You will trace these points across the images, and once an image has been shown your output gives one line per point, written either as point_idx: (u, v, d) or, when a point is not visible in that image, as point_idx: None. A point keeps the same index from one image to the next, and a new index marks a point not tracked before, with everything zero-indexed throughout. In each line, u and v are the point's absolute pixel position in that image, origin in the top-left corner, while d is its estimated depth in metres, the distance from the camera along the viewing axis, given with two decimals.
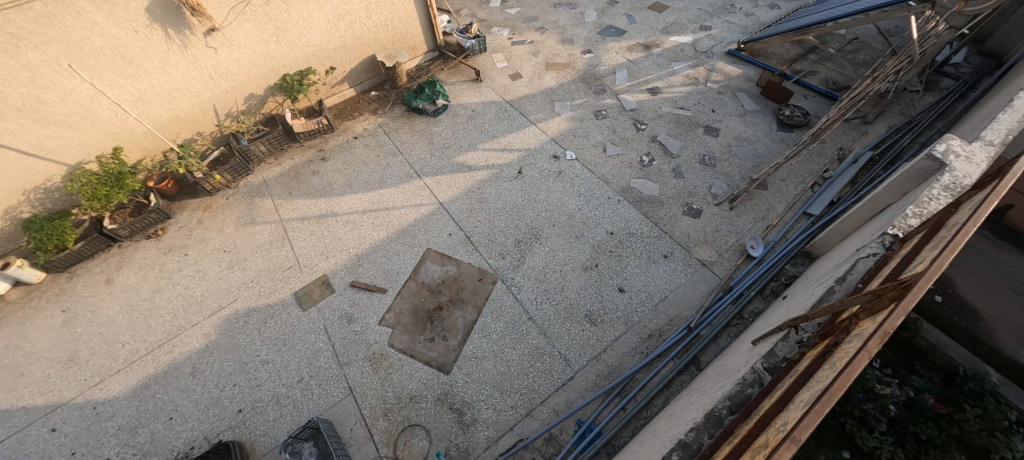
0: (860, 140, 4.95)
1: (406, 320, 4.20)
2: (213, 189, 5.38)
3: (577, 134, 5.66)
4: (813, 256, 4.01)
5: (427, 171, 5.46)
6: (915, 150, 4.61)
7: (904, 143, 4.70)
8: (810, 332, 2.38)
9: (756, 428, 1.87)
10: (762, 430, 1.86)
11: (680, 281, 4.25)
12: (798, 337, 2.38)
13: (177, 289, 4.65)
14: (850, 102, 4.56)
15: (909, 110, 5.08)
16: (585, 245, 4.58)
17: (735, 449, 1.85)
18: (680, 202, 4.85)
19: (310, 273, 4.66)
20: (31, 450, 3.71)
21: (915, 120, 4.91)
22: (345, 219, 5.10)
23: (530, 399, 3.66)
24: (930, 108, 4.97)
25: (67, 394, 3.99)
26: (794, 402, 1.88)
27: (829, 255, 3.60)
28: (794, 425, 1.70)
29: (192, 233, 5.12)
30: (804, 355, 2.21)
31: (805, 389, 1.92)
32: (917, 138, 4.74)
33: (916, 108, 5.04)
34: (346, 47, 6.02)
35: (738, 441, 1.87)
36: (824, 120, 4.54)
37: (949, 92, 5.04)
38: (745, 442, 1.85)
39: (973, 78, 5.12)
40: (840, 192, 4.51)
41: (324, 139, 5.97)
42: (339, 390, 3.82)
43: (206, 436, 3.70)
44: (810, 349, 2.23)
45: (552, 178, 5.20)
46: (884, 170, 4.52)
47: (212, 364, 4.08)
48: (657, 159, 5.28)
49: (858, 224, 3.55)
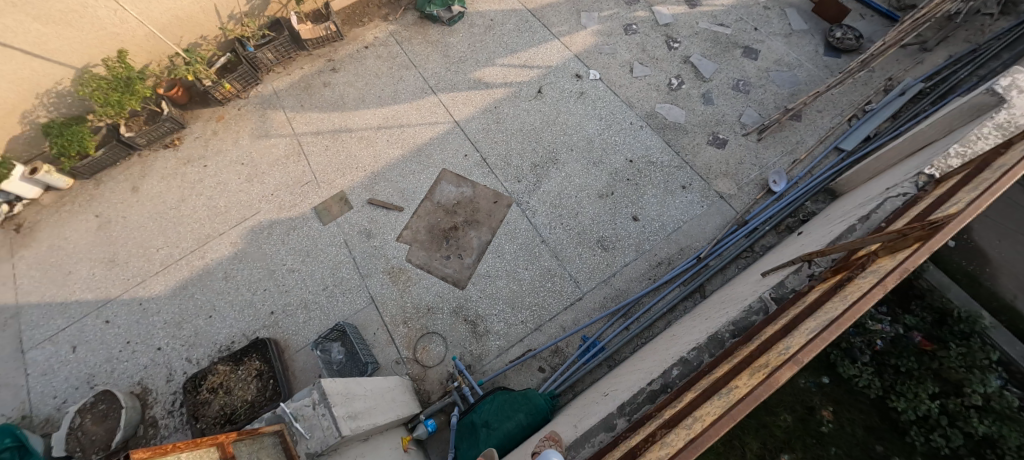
0: (912, 71, 4.58)
1: (422, 238, 4.32)
2: (224, 98, 5.26)
3: (603, 50, 5.28)
4: (836, 195, 3.93)
5: (442, 88, 5.23)
6: (972, 83, 4.24)
7: (961, 75, 4.32)
8: (823, 268, 2.35)
9: (758, 349, 1.82)
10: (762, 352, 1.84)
11: (696, 213, 4.23)
12: (810, 271, 2.36)
13: (200, 199, 4.79)
14: (912, 24, 4.03)
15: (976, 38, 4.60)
16: (603, 172, 4.52)
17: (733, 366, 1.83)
18: (706, 130, 4.66)
19: (328, 188, 4.72)
20: (91, 337, 4.16)
21: (980, 49, 4.46)
22: (360, 136, 5.02)
23: (539, 315, 3.88)
24: (1001, 35, 4.48)
25: (114, 291, 4.36)
26: (798, 329, 1.83)
27: (854, 193, 3.51)
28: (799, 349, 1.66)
29: (208, 144, 5.12)
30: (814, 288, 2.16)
31: (810, 319, 1.90)
32: (977, 71, 4.35)
33: (985, 35, 4.55)
34: None
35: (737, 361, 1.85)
36: (879, 44, 4.13)
37: None
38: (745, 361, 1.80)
39: None
40: (878, 127, 4.27)
41: (333, 49, 5.67)
42: (361, 299, 4.08)
43: (244, 333, 4.05)
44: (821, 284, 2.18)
45: (573, 99, 4.97)
46: (932, 105, 4.22)
47: (242, 271, 4.33)
48: (687, 82, 4.98)
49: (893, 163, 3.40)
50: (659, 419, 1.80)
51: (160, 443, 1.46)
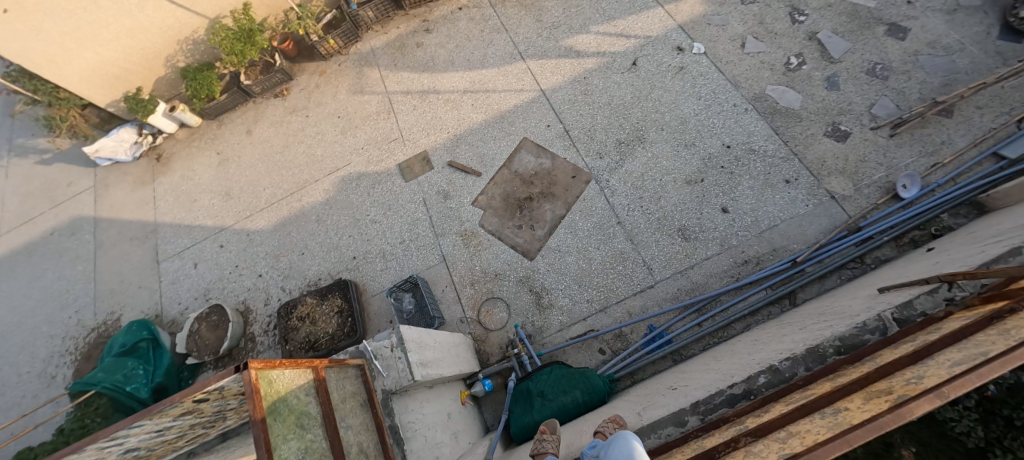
0: None
1: (497, 205, 4.35)
2: (327, 53, 5.60)
3: (713, 21, 4.79)
4: (985, 210, 3.32)
5: (532, 54, 5.10)
6: None
7: None
8: (969, 293, 1.90)
9: (876, 372, 1.53)
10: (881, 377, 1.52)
11: (798, 212, 3.81)
12: (949, 295, 1.93)
13: (301, 147, 5.21)
14: None
15: None
16: (694, 156, 4.19)
17: (840, 388, 1.55)
18: (823, 120, 4.12)
19: (413, 147, 4.89)
20: (208, 258, 4.81)
21: None
22: (447, 98, 5.10)
23: (606, 297, 3.79)
24: None
25: (228, 221, 4.96)
26: (935, 357, 1.47)
27: (1014, 211, 2.94)
28: (940, 381, 1.33)
29: (311, 96, 5.52)
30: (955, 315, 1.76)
31: (953, 350, 1.50)
32: None
33: None
34: None
35: (845, 382, 1.56)
36: None
37: None
38: (858, 383, 1.53)
39: None
40: None
41: (429, 10, 5.73)
42: (434, 257, 4.25)
43: (329, 273, 4.42)
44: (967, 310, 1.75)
45: (671, 75, 4.61)
46: None
47: (331, 217, 4.69)
48: (808, 63, 4.39)
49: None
50: (742, 427, 1.65)
51: (270, 358, 1.58)
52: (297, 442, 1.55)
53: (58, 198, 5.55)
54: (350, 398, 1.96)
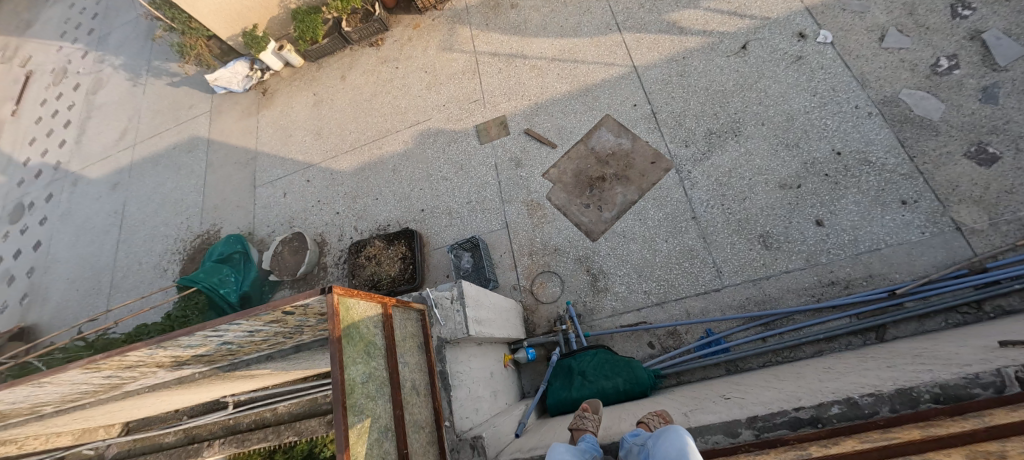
0: None
1: (567, 180, 4.26)
2: (424, 7, 5.68)
3: (849, 7, 4.19)
4: None
5: (630, 26, 4.80)
6: None
7: None
8: None
9: (987, 431, 1.31)
10: (993, 437, 1.30)
11: (909, 238, 3.34)
12: None
13: (388, 97, 5.41)
14: None
15: None
16: (795, 158, 3.78)
17: (935, 439, 1.36)
18: (965, 137, 3.51)
19: (492, 110, 4.89)
20: (295, 189, 5.23)
21: None
22: (533, 64, 4.99)
23: (666, 292, 3.62)
24: None
25: (316, 159, 5.34)
26: None
27: None
28: None
29: (403, 48, 5.67)
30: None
31: None
32: None
33: None
34: None
35: (943, 434, 1.36)
36: None
37: None
38: (959, 438, 1.33)
39: None
40: None
41: None
42: (497, 222, 4.29)
43: (397, 221, 4.63)
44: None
45: (784, 64, 4.14)
46: None
47: (407, 168, 4.87)
48: (962, 67, 3.72)
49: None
50: (805, 453, 1.52)
51: (351, 286, 1.61)
52: (364, 366, 1.58)
53: (182, 117, 6.27)
54: (410, 338, 2.00)
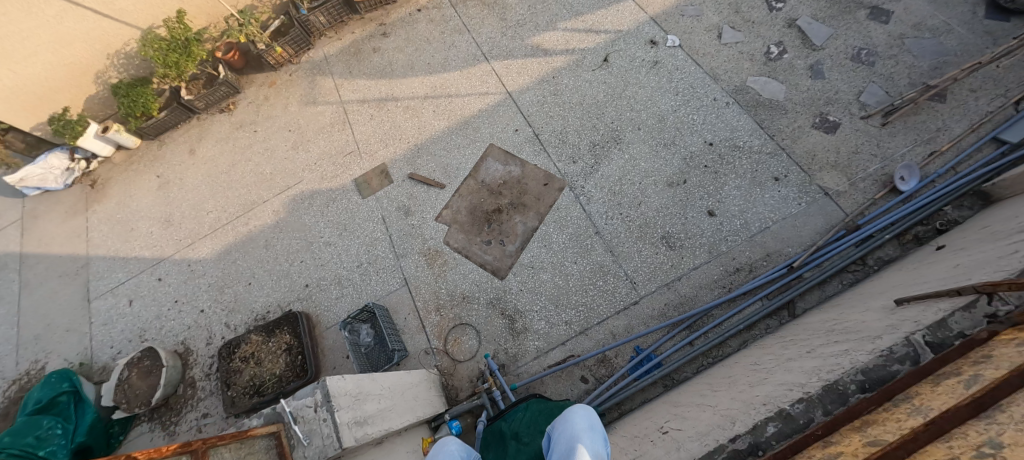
0: None
1: (462, 219, 3.94)
2: (276, 63, 5.18)
3: (687, 12, 4.50)
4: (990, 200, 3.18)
5: (496, 55, 4.74)
6: None
7: None
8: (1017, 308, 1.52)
9: (925, 433, 1.14)
10: (935, 439, 1.13)
11: (790, 212, 3.50)
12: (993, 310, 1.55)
13: (249, 165, 4.75)
14: None
15: None
16: (674, 155, 3.85)
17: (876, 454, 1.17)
18: (811, 110, 3.83)
19: (370, 160, 4.46)
20: (145, 293, 4.29)
21: None
22: (406, 105, 4.70)
23: (587, 317, 3.39)
24: None
25: (168, 251, 4.47)
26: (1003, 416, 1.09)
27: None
28: None
29: (260, 109, 5.08)
30: (1003, 336, 1.41)
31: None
32: None
33: None
34: None
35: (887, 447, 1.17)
36: None
37: None
38: (902, 448, 1.14)
39: None
40: None
41: (386, 12, 5.38)
42: (394, 280, 3.80)
43: (279, 304, 3.93)
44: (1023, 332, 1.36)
45: (644, 70, 4.29)
46: None
47: (281, 239, 4.22)
48: (790, 51, 4.11)
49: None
50: None
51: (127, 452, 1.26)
52: None
53: None
54: None
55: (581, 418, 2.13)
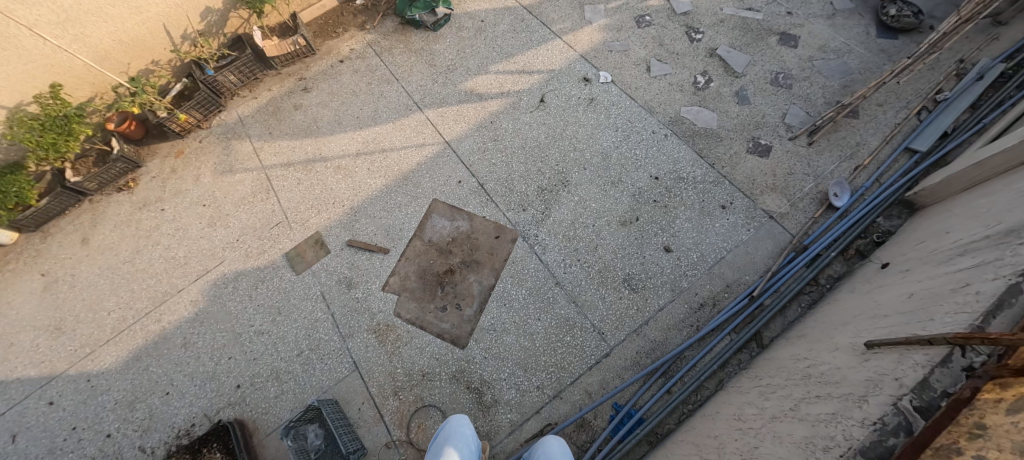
0: (987, 48, 4.14)
1: (413, 286, 3.62)
2: (181, 130, 4.62)
3: (614, 47, 4.57)
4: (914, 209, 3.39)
5: (429, 103, 4.53)
6: None
7: None
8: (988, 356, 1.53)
9: None
10: None
11: (742, 238, 3.52)
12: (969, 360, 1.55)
13: (158, 249, 4.15)
14: None
15: None
16: (623, 193, 3.79)
17: None
18: (744, 136, 3.94)
19: (301, 230, 4.02)
20: (30, 424, 3.51)
21: None
22: (336, 164, 4.32)
23: (559, 379, 3.16)
24: None
25: (59, 366, 3.71)
26: None
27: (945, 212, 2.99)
28: None
29: (166, 184, 4.49)
30: (986, 396, 1.41)
31: None
32: None
33: None
34: None
35: None
36: (949, 22, 3.74)
37: None
38: None
39: None
40: (956, 120, 3.78)
41: (305, 65, 5.02)
42: (343, 366, 3.38)
43: (206, 413, 3.37)
44: (1006, 392, 1.35)
45: (582, 108, 4.26)
46: (1016, 91, 3.76)
47: (204, 335, 3.66)
48: (715, 79, 4.25)
49: (989, 157, 2.85)
50: None
51: None
52: None
53: None
54: None
55: (556, 446, 2.45)
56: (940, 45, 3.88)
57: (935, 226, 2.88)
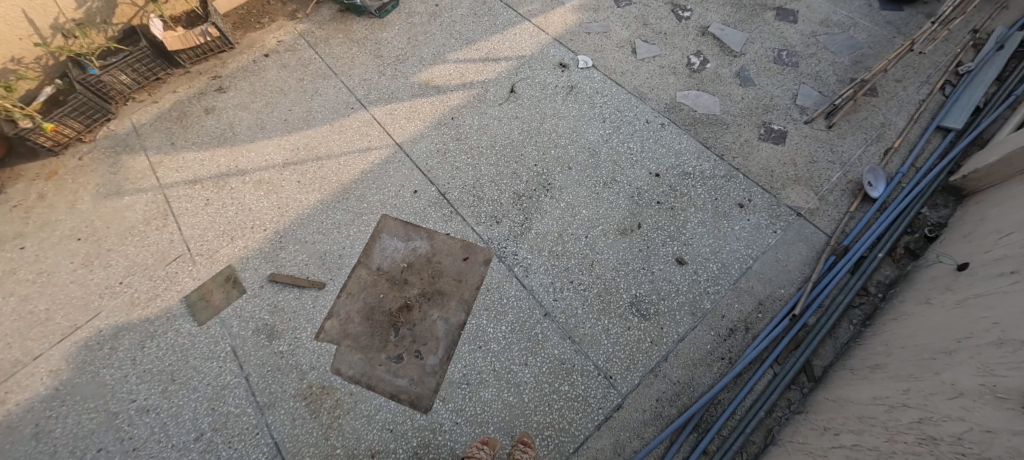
0: (998, 17, 3.75)
1: (356, 330, 2.73)
2: (53, 145, 3.54)
3: (592, 29, 3.92)
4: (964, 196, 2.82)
5: (374, 99, 3.71)
6: None
7: None
8: None
9: None
10: None
11: (768, 243, 2.85)
12: None
13: (8, 301, 2.96)
14: None
15: None
16: (619, 195, 3.06)
17: None
18: (753, 121, 3.32)
19: (208, 264, 3.06)
20: None
21: None
22: (257, 177, 3.39)
23: (559, 446, 2.33)
24: None
25: None
26: None
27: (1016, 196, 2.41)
28: None
29: (29, 214, 3.33)
30: None
31: None
32: None
33: None
34: None
35: None
36: None
37: None
38: None
39: None
40: (985, 94, 3.29)
41: (220, 61, 4.11)
42: (260, 451, 2.43)
43: None
44: None
45: (560, 98, 3.56)
46: None
47: (63, 421, 2.55)
48: (711, 60, 3.65)
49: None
50: None
51: None
52: None
53: None
54: None
55: None
56: (957, 12, 3.42)
57: (1014, 211, 2.28)
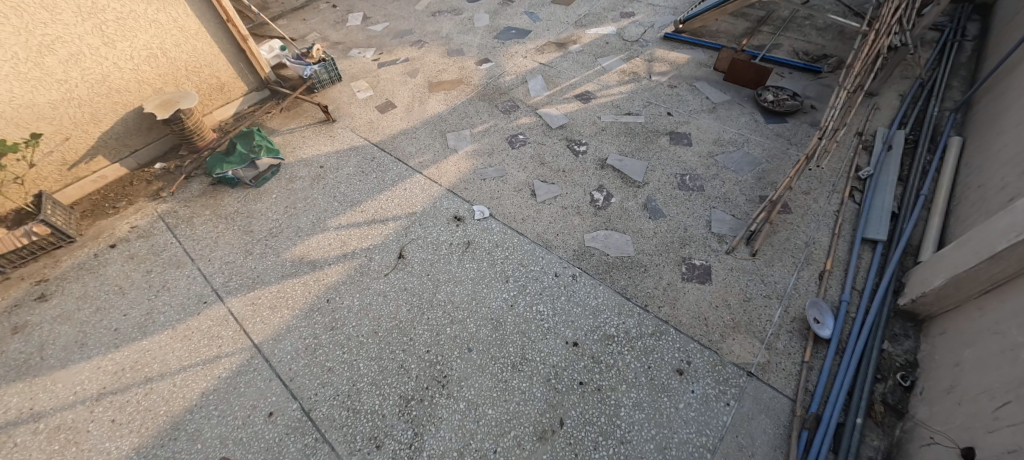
0: (880, 113, 3.74)
1: None
2: None
3: (487, 175, 3.58)
4: (923, 322, 2.37)
5: (234, 287, 3.06)
6: (954, 120, 3.41)
7: (935, 111, 3.53)
8: None
9: None
10: None
11: (724, 423, 2.21)
12: None
13: None
14: (863, 65, 3.26)
15: (909, 73, 4.02)
16: (533, 380, 2.42)
17: None
18: (672, 258, 2.89)
19: None
20: None
21: (927, 86, 3.82)
22: (57, 421, 2.54)
23: None
24: (936, 74, 3.90)
25: None
26: None
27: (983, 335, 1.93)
28: None
29: None
30: None
31: None
32: (942, 106, 3.61)
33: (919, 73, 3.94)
34: (93, 108, 3.64)
35: None
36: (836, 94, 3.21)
37: (945, 52, 4.10)
38: None
39: (957, 37, 4.20)
40: (896, 194, 3.05)
41: (54, 260, 3.40)
42: None
43: None
44: None
45: (455, 258, 3.04)
46: (933, 153, 3.23)
47: None
48: (615, 193, 3.32)
49: (1008, 246, 1.87)
50: None
51: None
52: None
53: None
54: None
55: None
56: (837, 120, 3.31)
57: (997, 364, 1.78)
